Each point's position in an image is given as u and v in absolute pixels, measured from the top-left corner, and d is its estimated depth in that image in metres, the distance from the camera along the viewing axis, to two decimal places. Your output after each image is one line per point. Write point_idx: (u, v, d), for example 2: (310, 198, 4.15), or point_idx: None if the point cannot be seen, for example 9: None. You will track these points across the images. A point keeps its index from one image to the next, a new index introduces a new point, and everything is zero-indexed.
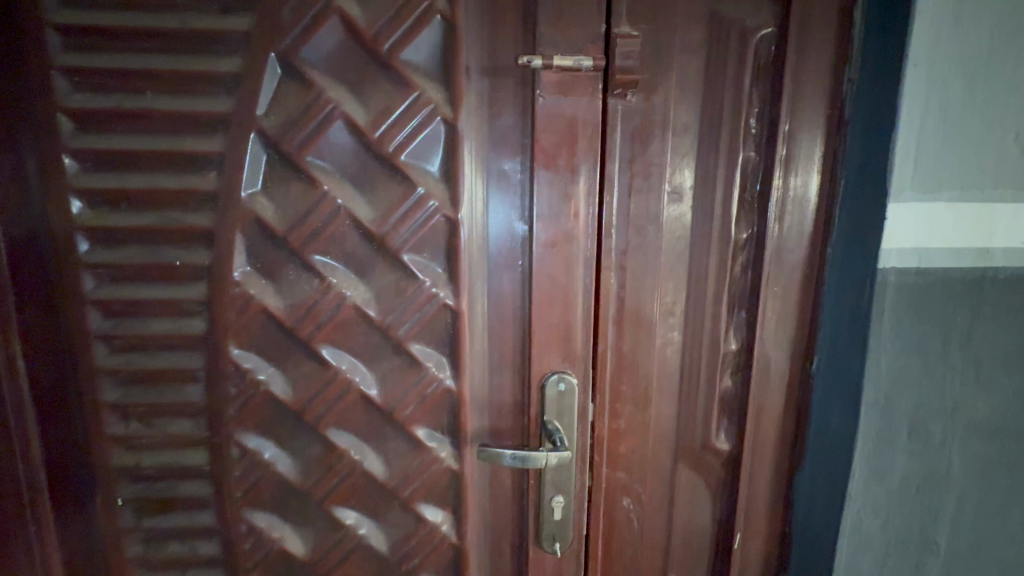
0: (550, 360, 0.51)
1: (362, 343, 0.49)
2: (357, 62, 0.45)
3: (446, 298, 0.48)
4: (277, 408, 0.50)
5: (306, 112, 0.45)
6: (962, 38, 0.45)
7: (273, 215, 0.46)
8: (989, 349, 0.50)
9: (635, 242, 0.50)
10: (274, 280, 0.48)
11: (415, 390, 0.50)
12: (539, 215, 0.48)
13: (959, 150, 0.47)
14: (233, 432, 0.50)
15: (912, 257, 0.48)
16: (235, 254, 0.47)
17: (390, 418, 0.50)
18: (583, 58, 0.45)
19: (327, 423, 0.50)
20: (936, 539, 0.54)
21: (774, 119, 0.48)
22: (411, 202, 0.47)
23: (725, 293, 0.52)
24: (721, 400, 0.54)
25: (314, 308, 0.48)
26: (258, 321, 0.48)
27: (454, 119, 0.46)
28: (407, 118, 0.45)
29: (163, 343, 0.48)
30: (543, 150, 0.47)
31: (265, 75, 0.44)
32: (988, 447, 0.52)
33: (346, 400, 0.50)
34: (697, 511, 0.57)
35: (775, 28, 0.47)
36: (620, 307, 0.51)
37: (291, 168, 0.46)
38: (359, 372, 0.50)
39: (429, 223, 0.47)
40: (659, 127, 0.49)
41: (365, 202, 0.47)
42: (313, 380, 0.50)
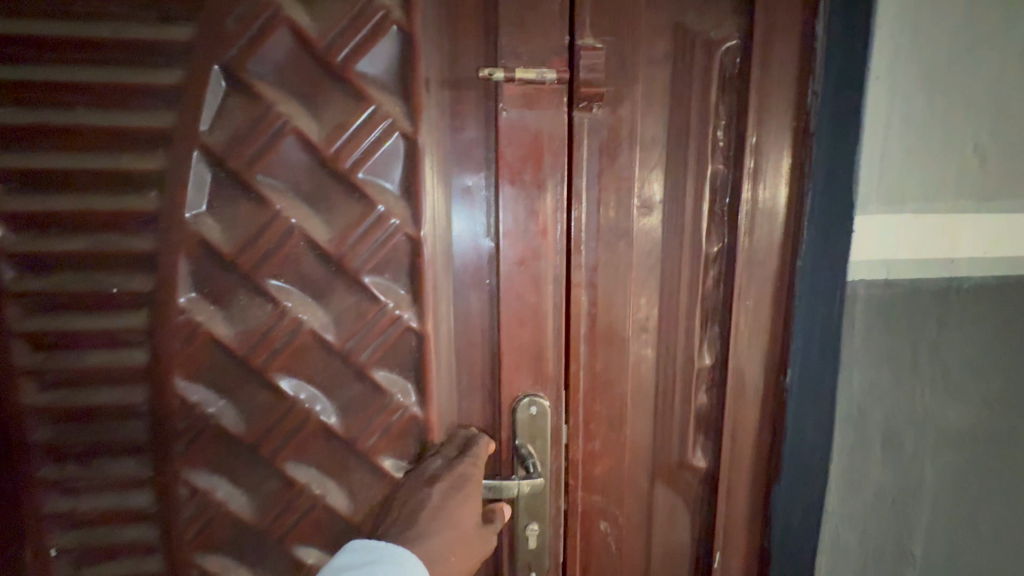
0: (521, 381, 0.49)
1: (322, 370, 0.47)
2: (310, 75, 0.42)
3: (410, 321, 0.46)
4: (230, 442, 0.46)
5: (254, 127, 0.42)
6: (920, 51, 0.45)
7: (221, 236, 0.43)
8: (957, 358, 0.50)
9: (606, 258, 0.49)
10: (223, 306, 0.45)
11: (379, 418, 0.47)
12: (506, 232, 0.46)
13: (921, 162, 0.47)
14: (180, 471, 0.46)
15: (879, 268, 0.48)
16: (179, 279, 0.43)
17: (353, 448, 0.48)
18: (546, 70, 0.44)
19: (285, 456, 0.47)
20: (912, 550, 0.54)
21: (741, 132, 0.48)
22: (370, 221, 0.44)
23: (697, 307, 0.51)
24: (697, 416, 0.53)
25: (268, 334, 0.45)
26: (206, 351, 0.45)
27: (413, 134, 0.44)
28: (364, 133, 0.43)
29: (102, 376, 0.44)
30: (508, 165, 0.45)
31: (208, 89, 0.41)
32: (959, 456, 0.52)
33: (305, 431, 0.47)
34: (676, 531, 0.56)
35: (739, 41, 0.47)
36: (592, 324, 0.50)
37: (241, 187, 0.43)
38: (319, 402, 0.47)
39: (390, 243, 0.45)
40: (627, 140, 0.47)
41: (321, 221, 0.44)
42: (268, 411, 0.46)
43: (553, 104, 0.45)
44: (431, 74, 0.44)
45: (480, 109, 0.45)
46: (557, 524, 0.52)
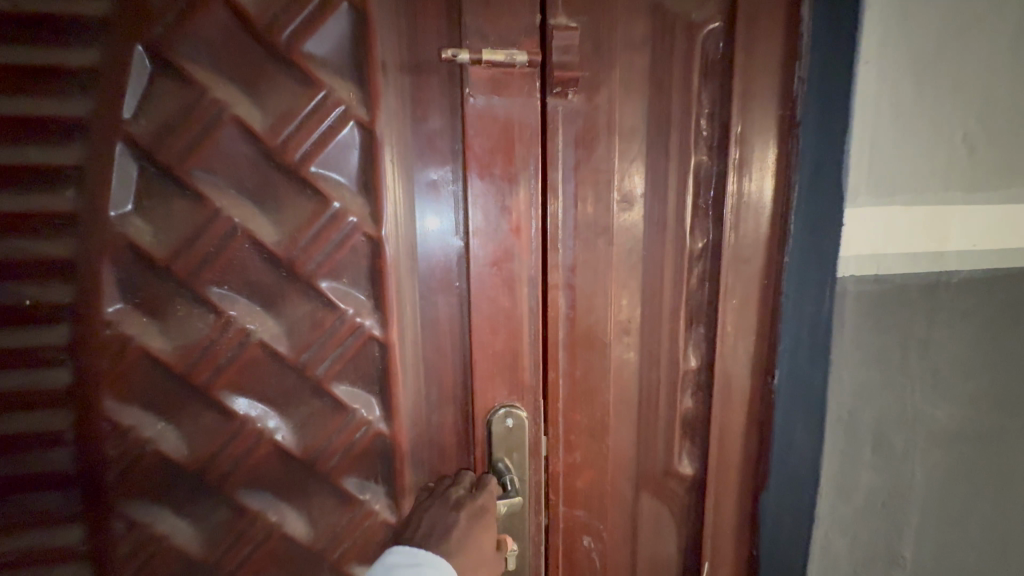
0: (496, 392, 0.45)
1: (275, 386, 0.42)
2: (250, 56, 0.38)
3: (372, 329, 0.42)
4: (170, 470, 0.41)
5: (188, 116, 0.37)
6: (910, 35, 0.43)
7: (153, 240, 0.38)
8: (946, 355, 0.49)
9: (585, 257, 0.46)
10: (158, 317, 0.40)
11: (340, 437, 0.43)
12: (476, 231, 0.42)
13: (911, 152, 0.45)
14: (114, 503, 0.41)
15: (869, 264, 0.46)
16: (105, 289, 0.38)
17: (312, 470, 0.43)
18: (516, 51, 0.40)
19: (236, 482, 0.43)
20: (902, 553, 0.52)
21: (725, 121, 0.45)
22: (324, 220, 0.40)
23: (682, 308, 0.48)
24: (683, 421, 0.51)
25: (211, 347, 0.40)
26: (139, 368, 0.40)
27: (371, 124, 0.39)
28: (315, 122, 0.39)
29: (17, 401, 0.39)
30: (476, 157, 0.41)
31: (132, 72, 0.36)
32: (948, 455, 0.51)
33: (258, 453, 0.42)
34: (662, 542, 0.53)
35: (722, 23, 0.44)
36: (571, 329, 0.47)
37: (174, 184, 0.38)
38: (273, 420, 0.43)
39: (348, 244, 0.41)
40: (605, 129, 0.44)
41: (269, 221, 0.40)
42: (215, 434, 0.42)
43: (523, 90, 0.41)
44: (389, 56, 0.40)
45: (446, 96, 0.41)
46: (537, 541, 0.49)
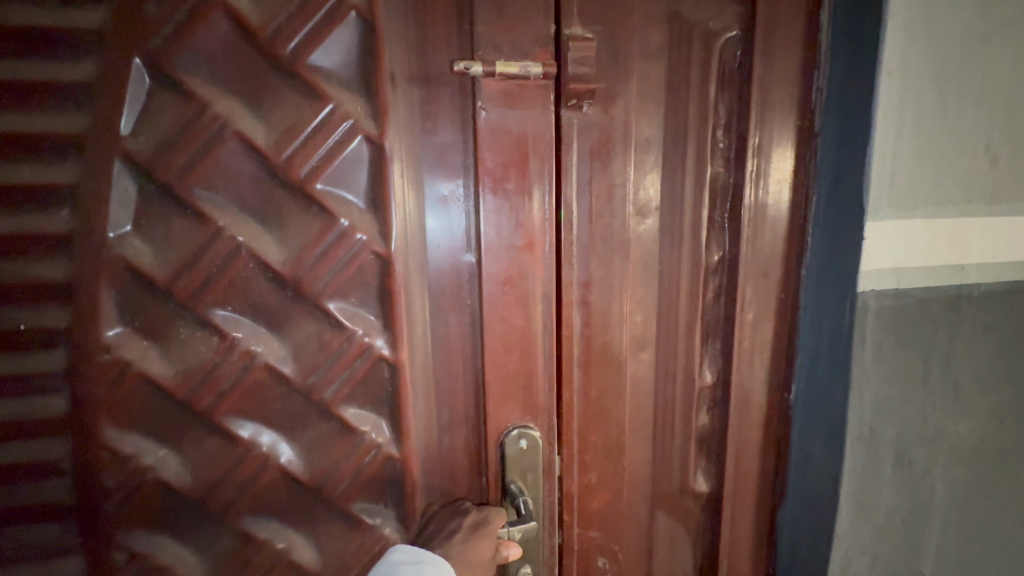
0: (509, 412, 0.44)
1: (280, 410, 0.41)
2: (254, 69, 0.36)
3: (382, 349, 0.40)
4: (173, 498, 0.40)
5: (187, 131, 0.36)
6: (933, 44, 0.42)
7: (153, 261, 0.37)
8: (967, 369, 0.48)
9: (600, 273, 0.44)
10: (159, 341, 0.38)
11: (349, 461, 0.41)
12: (488, 248, 0.41)
13: (935, 163, 0.44)
14: (114, 534, 0.40)
15: (891, 278, 0.45)
16: (103, 312, 0.37)
17: (320, 497, 0.42)
18: (530, 63, 0.39)
19: (241, 510, 0.41)
20: (921, 570, 0.51)
21: (742, 132, 0.43)
22: (331, 238, 0.38)
23: (698, 323, 0.47)
24: (698, 438, 0.49)
25: (214, 370, 0.39)
26: (139, 394, 0.38)
27: (380, 138, 0.38)
28: (322, 137, 0.37)
29: (10, 429, 0.38)
30: (488, 172, 0.40)
31: (129, 86, 0.35)
32: (968, 471, 0.50)
33: (263, 480, 0.41)
34: (678, 561, 0.52)
35: (739, 32, 0.43)
36: (585, 346, 0.45)
37: (174, 203, 0.37)
38: (279, 446, 0.41)
39: (356, 262, 0.39)
40: (620, 142, 0.43)
41: (275, 239, 0.38)
42: (217, 462, 0.40)
43: (539, 102, 0.40)
44: (398, 69, 0.38)
45: (456, 108, 0.40)
46: (551, 562, 0.48)
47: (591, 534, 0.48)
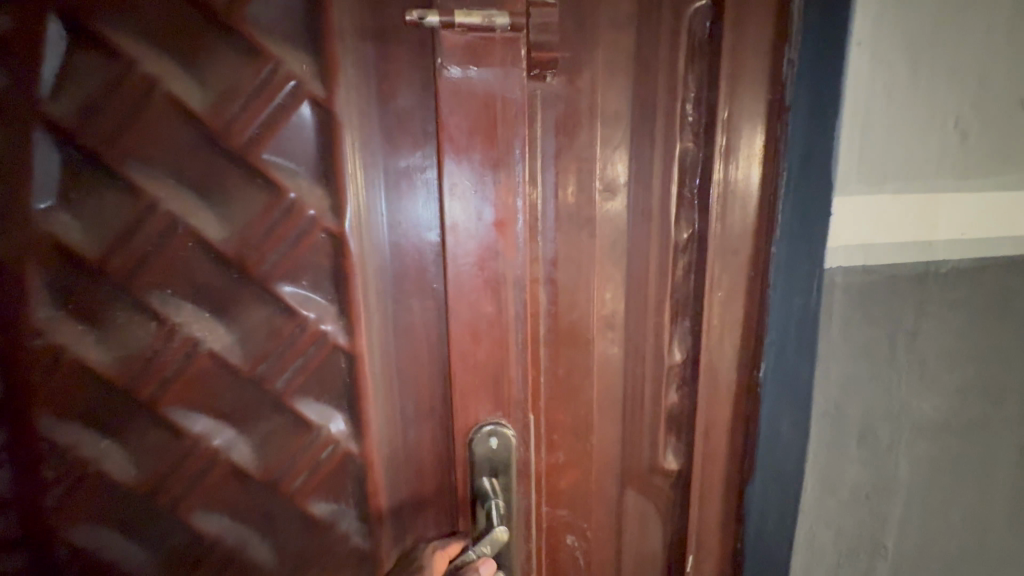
0: (480, 398, 0.42)
1: (229, 398, 0.40)
2: (185, 23, 0.34)
3: (337, 337, 0.40)
4: (117, 493, 0.40)
5: (116, 93, 0.34)
6: (906, 15, 0.41)
7: (83, 240, 0.36)
8: (933, 347, 0.48)
9: (567, 250, 0.44)
10: (95, 326, 0.37)
11: (304, 456, 0.42)
12: (450, 228, 0.39)
13: (904, 138, 0.43)
14: (55, 531, 0.39)
15: (858, 254, 0.45)
16: (31, 295, 0.36)
17: (277, 491, 0.42)
18: (495, 12, 0.36)
19: (188, 504, 0.41)
20: (884, 543, 0.52)
21: (712, 105, 0.42)
22: (279, 215, 0.37)
23: (667, 301, 0.46)
24: (668, 417, 0.49)
25: (155, 360, 0.38)
26: (75, 380, 0.37)
27: (327, 103, 0.37)
28: (264, 101, 0.36)
29: None
30: (451, 139, 0.37)
31: (49, 43, 0.33)
32: (931, 446, 0.50)
33: (211, 472, 0.41)
34: (648, 536, 0.53)
35: (709, 1, 0.41)
36: (552, 325, 0.45)
37: (104, 181, 0.35)
38: (227, 437, 0.41)
39: (307, 241, 0.38)
40: (587, 115, 0.42)
41: (217, 225, 0.37)
42: (161, 454, 0.40)
43: (504, 59, 0.37)
44: (351, 35, 0.36)
45: (413, 79, 0.38)
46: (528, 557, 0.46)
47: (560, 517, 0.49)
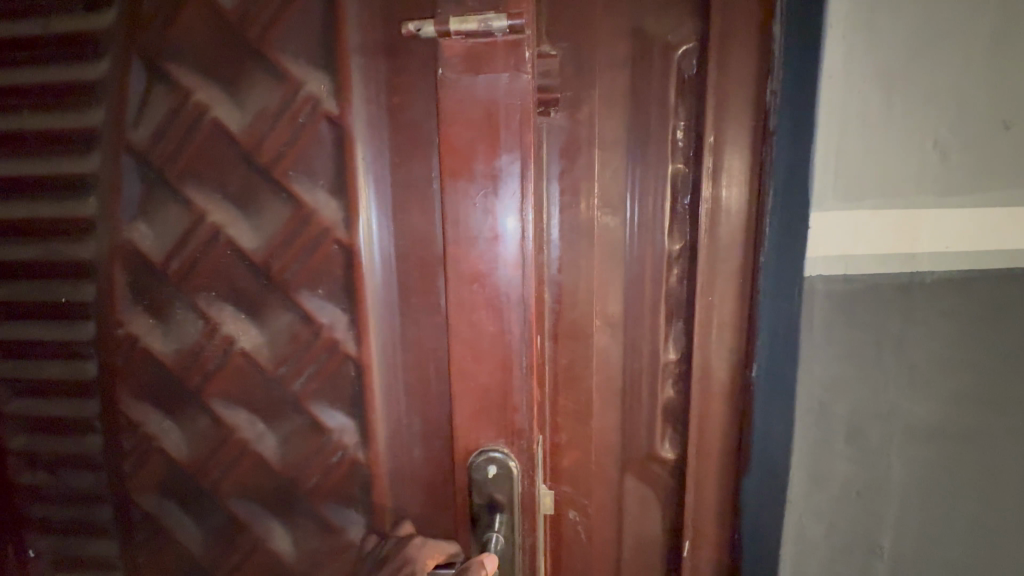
0: (481, 376, 0.48)
1: (248, 394, 0.54)
2: (234, 58, 0.49)
3: (348, 345, 0.51)
4: (174, 466, 0.58)
5: (177, 112, 0.50)
6: (877, 48, 0.46)
7: (150, 246, 0.53)
8: (922, 351, 0.50)
9: (569, 257, 0.51)
10: (163, 322, 0.55)
11: (320, 458, 0.54)
12: (454, 242, 0.46)
13: (880, 159, 0.47)
14: (135, 490, 0.59)
15: (839, 264, 0.48)
16: (119, 294, 0.55)
17: (298, 489, 0.55)
18: (491, 18, 0.41)
19: (224, 491, 0.57)
20: (880, 544, 0.54)
21: (699, 132, 0.49)
22: (304, 237, 0.50)
23: (662, 304, 0.52)
24: (665, 409, 0.55)
25: (198, 361, 0.54)
26: (147, 361, 0.56)
27: (341, 118, 0.47)
28: (290, 122, 0.48)
29: (62, 385, 0.59)
30: (453, 148, 0.44)
31: (135, 79, 0.51)
32: (927, 451, 0.52)
33: (237, 461, 0.56)
34: (648, 521, 0.57)
35: (696, 43, 0.48)
36: (556, 320, 0.53)
37: (164, 221, 0.53)
38: (251, 433, 0.55)
39: (324, 250, 0.50)
40: (587, 143, 0.49)
41: (252, 264, 0.51)
42: (202, 440, 0.56)
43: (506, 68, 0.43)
44: (370, 93, 0.48)
45: (424, 111, 0.47)
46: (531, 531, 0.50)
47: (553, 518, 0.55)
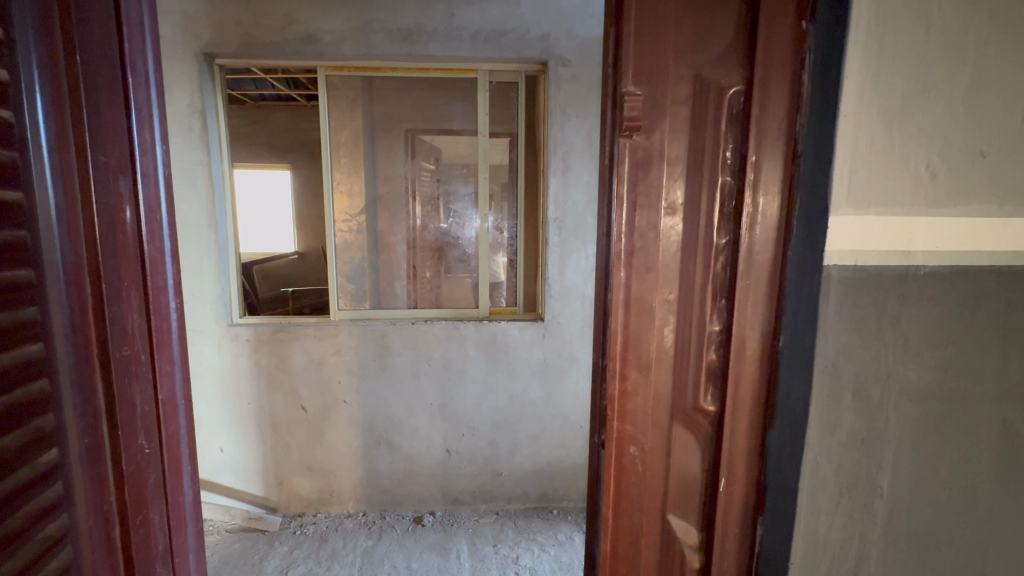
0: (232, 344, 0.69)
1: (185, 389, 0.81)
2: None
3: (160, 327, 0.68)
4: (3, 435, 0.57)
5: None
6: (881, 94, 0.60)
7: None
8: (916, 329, 0.64)
9: (639, 245, 0.66)
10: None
11: (94, 423, 0.68)
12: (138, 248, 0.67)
13: (882, 178, 0.62)
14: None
15: (851, 257, 0.63)
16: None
17: (104, 452, 0.69)
18: None
19: (144, 501, 0.73)
20: (880, 483, 0.68)
21: (744, 154, 0.64)
22: (112, 244, 0.67)
23: (710, 283, 0.67)
24: (708, 370, 0.69)
25: (127, 379, 0.70)
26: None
27: (111, 151, 0.67)
28: (107, 148, 0.66)
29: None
30: None
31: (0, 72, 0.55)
32: (917, 408, 0.66)
33: (136, 473, 0.72)
34: (689, 462, 0.71)
35: (743, 87, 0.63)
36: (628, 293, 0.67)
37: (168, 228, 0.76)
38: (140, 445, 0.72)
39: (132, 253, 0.70)
40: (657, 159, 0.64)
41: (111, 253, 0.67)
42: (142, 452, 0.73)
43: (72, 106, 0.63)
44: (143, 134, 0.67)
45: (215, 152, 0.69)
46: None
47: (612, 451, 0.70)
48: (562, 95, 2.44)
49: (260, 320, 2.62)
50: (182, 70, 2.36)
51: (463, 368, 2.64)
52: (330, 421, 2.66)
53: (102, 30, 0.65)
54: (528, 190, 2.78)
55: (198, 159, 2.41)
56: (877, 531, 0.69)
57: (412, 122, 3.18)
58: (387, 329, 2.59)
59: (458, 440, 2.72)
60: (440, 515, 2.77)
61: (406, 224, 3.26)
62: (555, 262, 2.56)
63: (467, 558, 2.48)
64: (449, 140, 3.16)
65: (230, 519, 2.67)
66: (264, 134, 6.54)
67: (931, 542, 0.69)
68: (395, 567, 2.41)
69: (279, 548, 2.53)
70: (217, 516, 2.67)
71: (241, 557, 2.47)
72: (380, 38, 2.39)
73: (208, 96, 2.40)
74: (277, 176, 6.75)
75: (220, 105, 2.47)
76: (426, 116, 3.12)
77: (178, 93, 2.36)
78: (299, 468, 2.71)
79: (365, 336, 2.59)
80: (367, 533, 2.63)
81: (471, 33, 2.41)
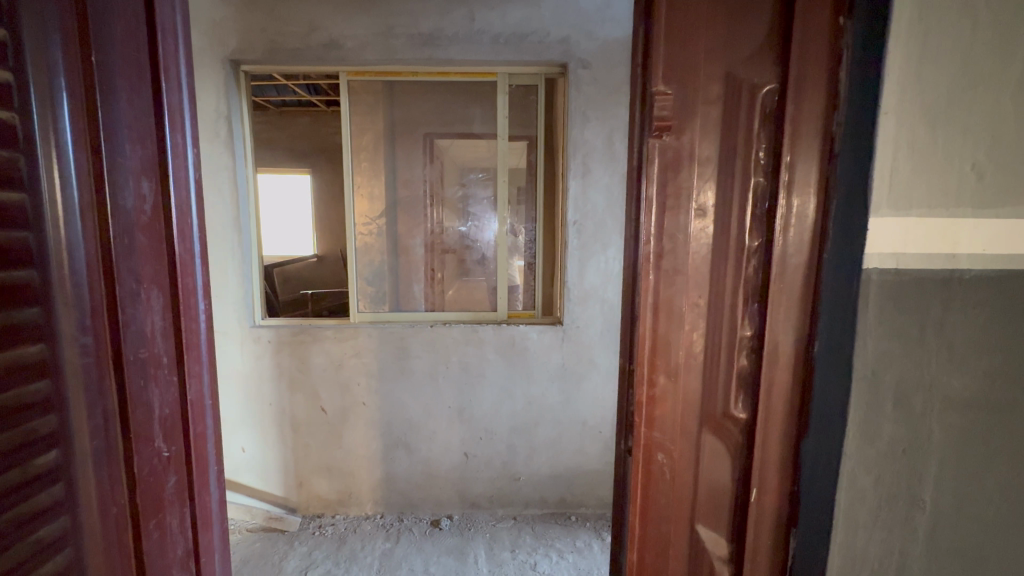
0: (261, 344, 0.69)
1: (212, 390, 0.82)
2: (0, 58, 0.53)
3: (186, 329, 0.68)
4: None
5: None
6: (925, 91, 0.58)
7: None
8: (961, 336, 0.62)
9: (668, 247, 0.65)
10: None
11: (105, 426, 0.66)
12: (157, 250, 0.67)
13: (924, 177, 0.60)
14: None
15: (891, 261, 0.61)
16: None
17: (117, 456, 0.67)
18: None
19: (161, 505, 0.73)
20: (922, 497, 0.65)
21: (778, 153, 0.62)
22: (131, 245, 0.67)
23: (741, 286, 0.65)
24: (739, 376, 0.67)
25: (144, 381, 0.70)
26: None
27: (132, 154, 0.67)
28: (129, 151, 0.66)
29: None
30: None
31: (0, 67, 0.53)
32: (962, 419, 0.63)
33: (152, 477, 0.71)
34: (719, 471, 0.69)
35: (777, 85, 0.61)
36: (656, 297, 0.66)
37: (197, 229, 0.77)
38: (158, 448, 0.72)
39: (155, 255, 0.71)
40: (687, 159, 0.63)
41: (133, 255, 0.68)
42: (160, 456, 0.73)
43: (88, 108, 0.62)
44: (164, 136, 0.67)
45: None
46: None
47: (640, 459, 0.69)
48: (582, 97, 2.43)
49: (282, 322, 2.66)
50: (209, 76, 2.41)
51: (481, 372, 2.64)
52: (349, 423, 2.68)
53: (130, 34, 0.66)
54: (547, 193, 2.78)
55: (223, 162, 2.46)
56: (919, 546, 0.66)
57: (431, 126, 3.21)
58: (405, 332, 2.60)
59: (476, 444, 2.71)
60: (457, 519, 2.77)
61: (426, 228, 3.28)
62: (574, 265, 2.54)
63: (484, 563, 2.47)
64: (468, 144, 3.18)
65: (251, 518, 2.70)
66: (286, 139, 6.67)
67: (977, 560, 0.66)
68: (413, 570, 2.42)
69: (299, 548, 2.55)
70: (240, 515, 2.71)
71: (262, 557, 2.50)
72: (401, 42, 2.41)
73: (233, 102, 2.45)
74: (297, 180, 6.87)
75: (245, 110, 2.53)
76: (445, 120, 3.14)
77: (206, 99, 2.42)
78: (318, 469, 2.74)
79: (384, 338, 2.61)
80: (384, 535, 2.64)
81: (491, 36, 2.42)
